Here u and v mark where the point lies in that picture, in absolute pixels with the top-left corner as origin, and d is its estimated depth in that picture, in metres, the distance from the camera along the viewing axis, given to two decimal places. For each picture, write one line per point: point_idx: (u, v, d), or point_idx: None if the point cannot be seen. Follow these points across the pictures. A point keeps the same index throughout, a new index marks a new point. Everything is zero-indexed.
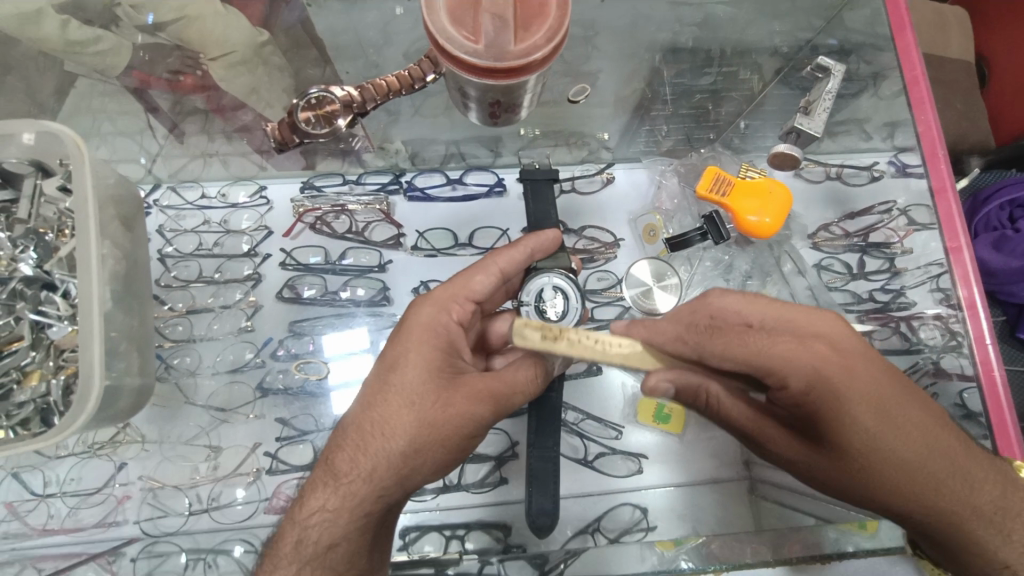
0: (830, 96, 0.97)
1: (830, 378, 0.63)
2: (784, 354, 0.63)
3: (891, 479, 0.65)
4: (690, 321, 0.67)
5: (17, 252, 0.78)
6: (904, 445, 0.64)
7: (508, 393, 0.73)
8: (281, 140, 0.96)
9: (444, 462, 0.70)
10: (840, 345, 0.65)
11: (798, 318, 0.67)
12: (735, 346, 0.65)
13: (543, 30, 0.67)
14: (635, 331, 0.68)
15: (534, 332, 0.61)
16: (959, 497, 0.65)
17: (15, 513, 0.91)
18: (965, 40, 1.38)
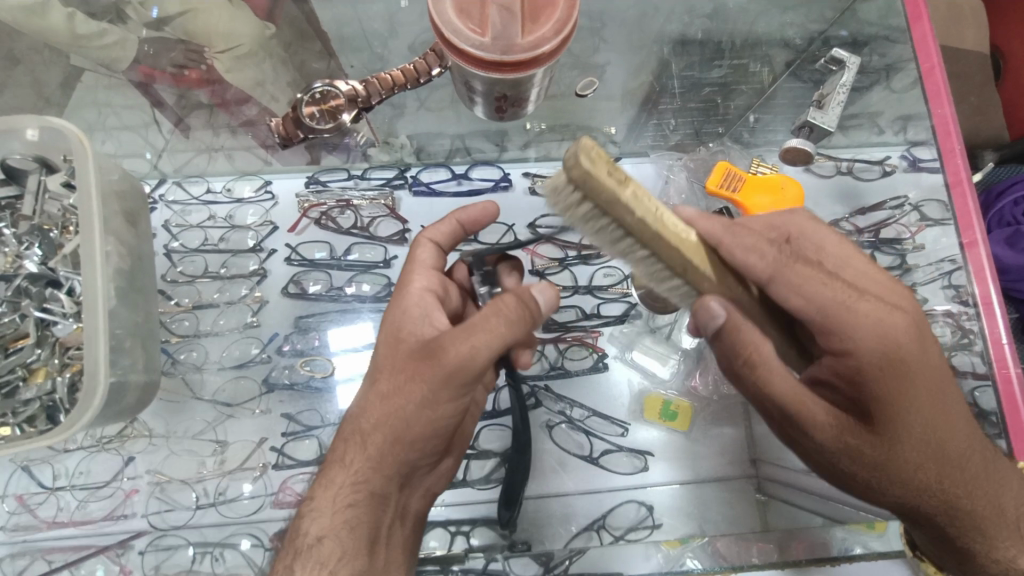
0: (845, 89, 0.95)
1: (911, 361, 0.60)
2: (874, 324, 0.60)
3: (938, 481, 0.64)
4: (765, 247, 0.62)
5: (23, 249, 0.79)
6: (956, 441, 0.63)
7: (467, 351, 0.63)
8: (284, 137, 0.95)
9: (412, 432, 0.65)
10: (902, 355, 0.60)
11: (898, 296, 0.62)
12: (802, 287, 0.61)
13: (551, 23, 0.66)
14: (711, 226, 0.60)
15: (604, 162, 0.49)
16: (990, 504, 0.66)
17: (26, 505, 0.92)
18: (980, 31, 1.35)
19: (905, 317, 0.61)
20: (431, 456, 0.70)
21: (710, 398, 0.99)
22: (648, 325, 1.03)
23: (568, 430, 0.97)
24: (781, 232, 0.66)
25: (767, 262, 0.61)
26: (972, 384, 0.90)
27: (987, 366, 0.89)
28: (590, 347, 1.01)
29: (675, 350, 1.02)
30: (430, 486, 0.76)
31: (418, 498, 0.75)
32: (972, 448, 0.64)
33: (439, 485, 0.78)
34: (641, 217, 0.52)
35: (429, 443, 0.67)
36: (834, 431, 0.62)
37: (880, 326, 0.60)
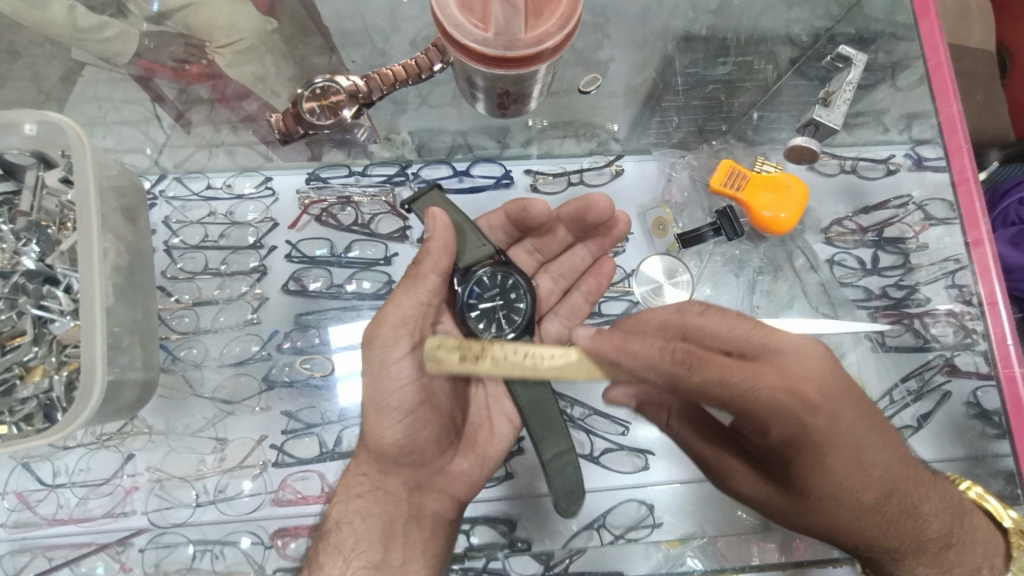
0: (851, 87, 0.96)
1: (813, 427, 0.61)
2: (772, 401, 0.58)
3: (850, 522, 0.67)
4: (667, 346, 0.59)
5: (20, 245, 0.78)
6: (869, 486, 0.65)
7: (393, 333, 0.70)
8: (285, 132, 0.94)
9: (378, 419, 0.71)
10: (824, 400, 0.62)
11: (784, 356, 0.61)
12: (714, 382, 0.58)
13: (555, 18, 0.65)
14: (605, 344, 0.63)
15: (451, 354, 0.66)
16: (906, 536, 0.69)
17: (25, 502, 0.92)
18: (987, 29, 1.34)
19: (813, 399, 0.60)
20: (420, 449, 0.74)
21: None
22: None
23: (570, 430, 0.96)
24: (674, 331, 0.63)
25: (670, 362, 0.58)
26: (976, 384, 0.91)
27: (991, 366, 0.89)
28: None
29: None
30: (450, 487, 0.79)
31: (439, 499, 0.78)
32: (886, 491, 0.66)
33: (464, 488, 0.80)
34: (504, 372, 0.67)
35: (398, 429, 0.72)
36: (745, 480, 0.71)
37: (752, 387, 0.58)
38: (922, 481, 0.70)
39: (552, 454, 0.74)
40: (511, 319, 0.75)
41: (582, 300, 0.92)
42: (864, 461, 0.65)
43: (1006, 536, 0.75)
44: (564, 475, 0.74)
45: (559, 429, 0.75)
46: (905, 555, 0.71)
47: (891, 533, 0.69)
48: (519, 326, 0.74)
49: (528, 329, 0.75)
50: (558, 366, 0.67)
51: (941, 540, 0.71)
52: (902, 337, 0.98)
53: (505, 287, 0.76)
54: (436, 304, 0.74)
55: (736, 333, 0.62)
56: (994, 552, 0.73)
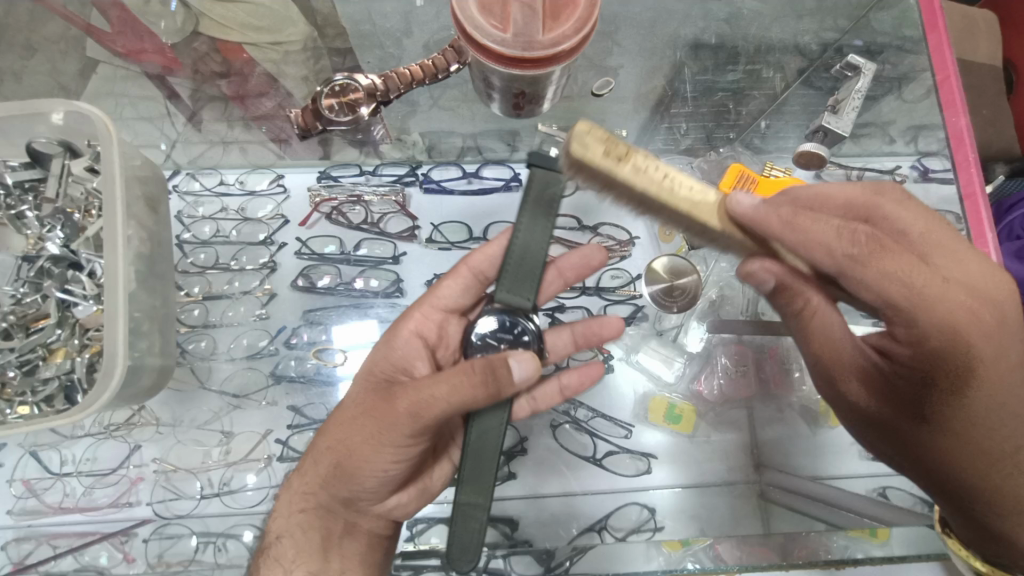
0: (859, 95, 0.97)
1: (936, 304, 0.58)
2: (905, 282, 0.58)
3: (979, 461, 0.65)
4: (844, 226, 0.61)
5: (45, 231, 0.81)
6: (989, 377, 0.61)
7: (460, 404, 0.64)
8: (303, 127, 0.95)
9: (365, 467, 0.68)
10: (976, 288, 0.60)
11: (966, 262, 0.61)
12: (820, 237, 0.61)
13: (572, 20, 0.67)
14: (767, 220, 0.64)
15: (598, 143, 0.63)
16: (1008, 454, 0.64)
17: (32, 490, 0.93)
18: (994, 45, 1.35)
19: (939, 259, 0.60)
20: (372, 489, 0.71)
21: (716, 402, 0.99)
22: (654, 327, 1.04)
23: (571, 431, 0.97)
24: (858, 214, 0.66)
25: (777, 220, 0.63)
26: None
27: None
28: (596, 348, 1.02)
29: (681, 353, 1.02)
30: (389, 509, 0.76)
31: (376, 518, 0.76)
32: (1004, 412, 0.62)
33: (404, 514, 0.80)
34: (646, 184, 0.63)
35: (371, 481, 0.69)
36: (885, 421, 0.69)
37: (878, 252, 0.59)
38: None
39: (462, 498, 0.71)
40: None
41: (557, 386, 0.83)
42: (972, 327, 0.59)
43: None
44: (467, 524, 0.71)
45: (486, 484, 0.71)
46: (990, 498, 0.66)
47: (988, 469, 0.65)
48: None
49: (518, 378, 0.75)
50: (692, 201, 0.65)
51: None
52: None
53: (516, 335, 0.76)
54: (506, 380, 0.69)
55: (845, 206, 0.67)
56: None
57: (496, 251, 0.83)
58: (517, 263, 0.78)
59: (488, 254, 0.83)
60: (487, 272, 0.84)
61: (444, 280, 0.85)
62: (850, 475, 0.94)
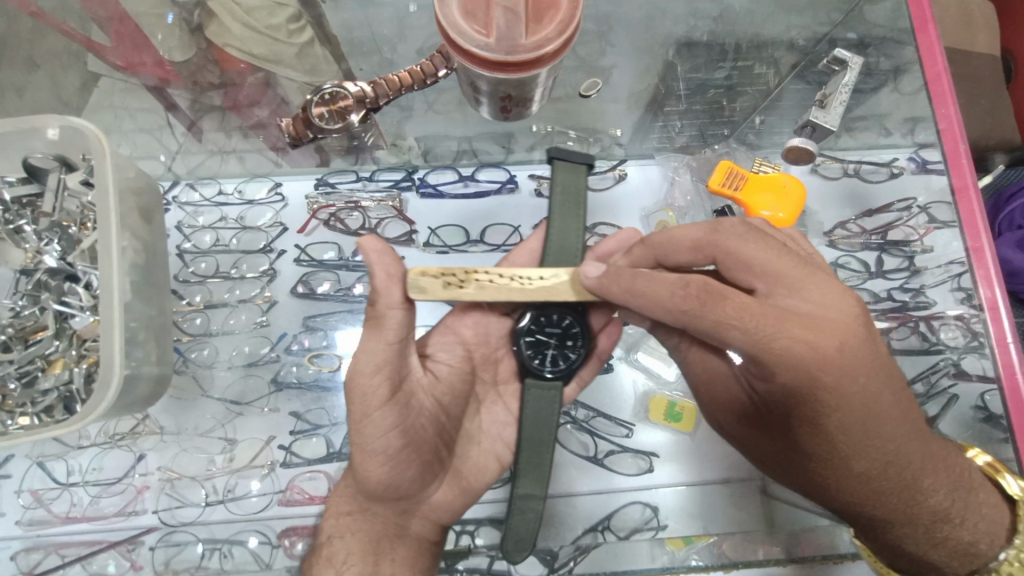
0: (846, 89, 0.96)
1: (776, 344, 0.59)
2: (781, 341, 0.59)
3: (856, 486, 0.66)
4: (680, 281, 0.62)
5: (42, 245, 0.82)
6: (825, 409, 0.62)
7: (373, 379, 0.64)
8: (295, 136, 0.96)
9: (374, 455, 0.67)
10: (831, 323, 0.60)
11: (805, 290, 0.61)
12: (673, 297, 0.62)
13: (555, 23, 0.68)
14: (611, 288, 0.66)
15: (436, 282, 0.67)
16: (894, 478, 0.65)
17: (39, 500, 0.94)
18: (992, 34, 1.34)
19: (778, 292, 0.62)
20: (400, 483, 0.70)
21: None
22: (650, 326, 1.04)
23: (571, 431, 0.97)
24: (708, 255, 0.67)
25: (645, 282, 0.63)
26: (981, 388, 0.89)
27: (992, 371, 0.88)
28: None
29: None
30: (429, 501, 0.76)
31: (423, 518, 0.77)
32: (892, 437, 0.63)
33: (446, 514, 0.78)
34: (490, 297, 0.69)
35: (385, 469, 0.68)
36: (759, 442, 0.76)
37: (744, 303, 0.59)
38: (908, 412, 0.64)
39: (523, 490, 0.78)
40: (556, 362, 0.78)
41: (596, 358, 0.84)
42: (816, 372, 0.59)
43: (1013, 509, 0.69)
44: (523, 515, 0.77)
45: (545, 478, 0.78)
46: (898, 522, 0.67)
47: (877, 495, 0.66)
48: (556, 370, 0.78)
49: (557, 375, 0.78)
50: (544, 291, 0.71)
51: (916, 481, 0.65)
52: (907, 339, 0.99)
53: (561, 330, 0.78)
54: (408, 336, 0.67)
55: (692, 249, 0.68)
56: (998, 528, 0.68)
57: (535, 244, 0.84)
58: (558, 246, 0.81)
59: (530, 248, 0.84)
60: (524, 265, 0.85)
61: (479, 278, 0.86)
62: None
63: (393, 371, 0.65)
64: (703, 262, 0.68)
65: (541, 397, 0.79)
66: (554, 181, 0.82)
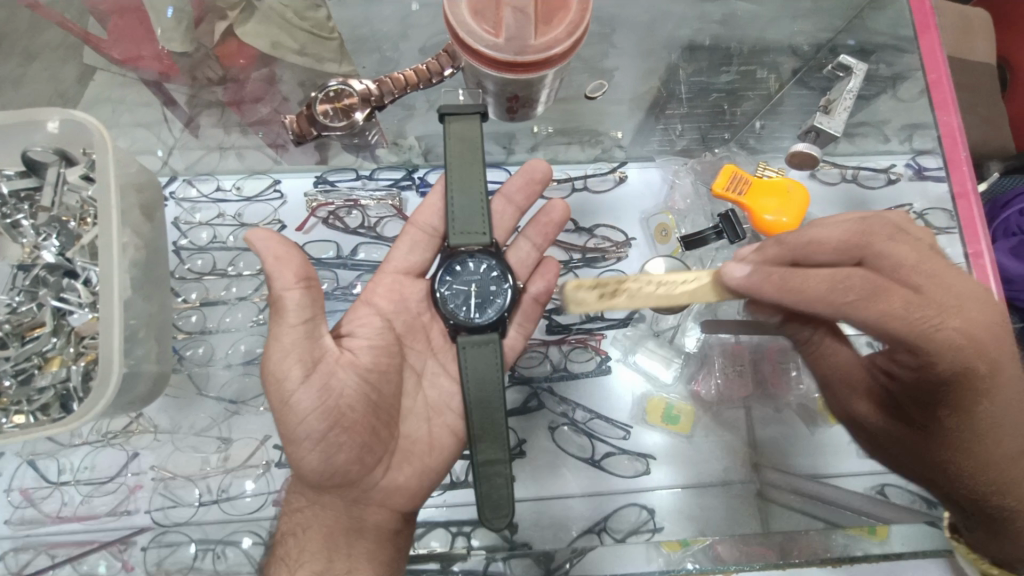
0: (850, 95, 0.97)
1: (938, 335, 0.63)
2: (901, 326, 0.63)
3: (1003, 475, 0.69)
4: (834, 278, 0.65)
5: (40, 240, 0.81)
6: (981, 397, 0.66)
7: (284, 363, 0.67)
8: (298, 133, 0.94)
9: (301, 442, 0.68)
10: (983, 321, 0.64)
11: (948, 281, 0.65)
12: (859, 297, 0.64)
13: (564, 24, 0.68)
14: (763, 287, 0.69)
15: (589, 295, 0.77)
16: (989, 461, 0.69)
17: (30, 499, 0.92)
18: (989, 42, 1.36)
19: (931, 288, 0.64)
20: (339, 470, 0.71)
21: (713, 402, 0.99)
22: (651, 328, 1.03)
23: (568, 433, 0.97)
24: (855, 255, 0.67)
25: (820, 286, 0.66)
26: None
27: None
28: (593, 350, 1.02)
29: (677, 355, 1.02)
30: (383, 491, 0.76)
31: (377, 506, 0.76)
32: (1001, 422, 0.67)
33: (403, 498, 0.78)
34: (646, 305, 0.77)
35: (317, 458, 0.69)
36: (885, 435, 0.79)
37: (865, 294, 0.64)
38: (1021, 399, 0.68)
39: (484, 458, 0.78)
40: (483, 311, 0.81)
41: (529, 299, 0.88)
42: (968, 360, 0.64)
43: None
44: (492, 482, 0.78)
45: (500, 439, 0.79)
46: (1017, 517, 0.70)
47: (1017, 483, 0.69)
48: (489, 319, 0.81)
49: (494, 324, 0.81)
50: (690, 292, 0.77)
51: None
52: None
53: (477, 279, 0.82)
54: (316, 316, 0.70)
55: (838, 249, 0.68)
56: None
57: (437, 202, 0.86)
58: (462, 205, 0.83)
59: (432, 207, 0.86)
60: (431, 223, 0.86)
61: (394, 247, 0.86)
62: (850, 473, 0.93)
63: (305, 354, 0.68)
64: (846, 264, 0.68)
65: (483, 350, 0.80)
66: (449, 136, 0.84)
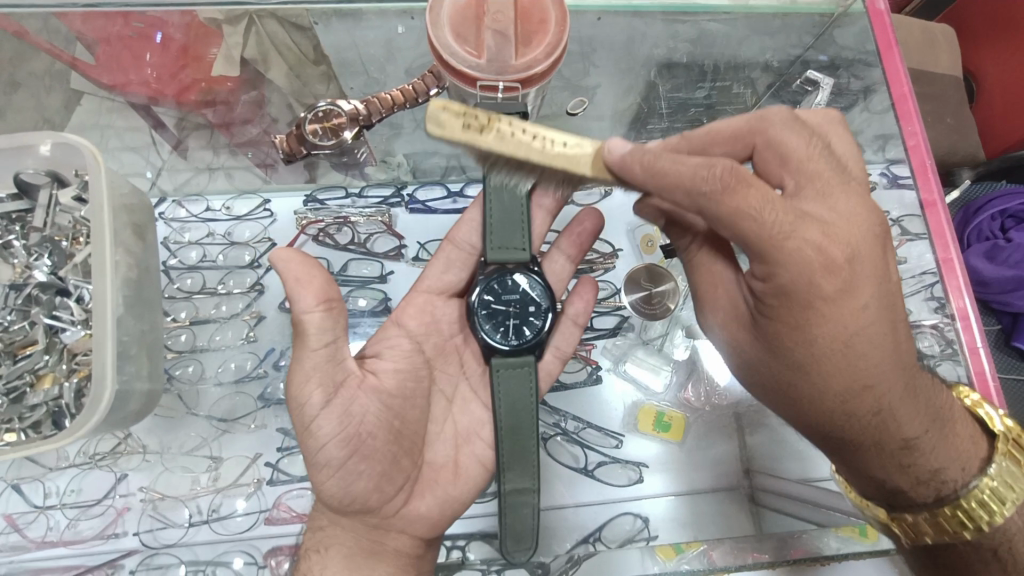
0: (817, 108, 1.03)
1: (787, 243, 0.58)
2: (778, 236, 0.58)
3: (833, 393, 0.64)
4: (706, 163, 0.59)
5: (32, 260, 0.81)
6: (837, 301, 0.60)
7: (307, 388, 0.65)
8: (288, 152, 0.96)
9: (321, 468, 0.67)
10: (856, 253, 0.60)
11: (831, 198, 0.61)
12: (735, 216, 0.58)
13: (542, 46, 0.71)
14: (634, 164, 0.63)
15: (455, 118, 0.64)
16: (851, 379, 0.63)
17: (14, 525, 0.91)
18: (954, 56, 1.42)
19: (812, 197, 0.62)
20: (356, 499, 0.69)
21: (703, 408, 1.00)
22: (639, 338, 1.05)
23: (562, 443, 0.98)
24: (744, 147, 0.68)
25: (689, 168, 0.59)
26: None
27: (965, 377, 0.93)
28: (583, 360, 1.02)
29: (668, 363, 1.03)
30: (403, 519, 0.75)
31: (399, 534, 0.75)
32: (868, 348, 0.62)
33: (425, 526, 0.77)
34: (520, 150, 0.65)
35: (336, 483, 0.68)
36: (740, 339, 0.72)
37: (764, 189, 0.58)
38: (893, 326, 0.63)
39: (511, 487, 0.76)
40: (521, 334, 0.80)
41: (568, 320, 0.90)
42: (824, 262, 0.58)
43: (992, 442, 0.71)
44: (519, 513, 0.77)
45: (531, 468, 0.78)
46: (914, 483, 0.69)
47: (848, 406, 0.65)
48: (525, 342, 0.80)
49: (529, 350, 0.80)
50: (570, 153, 0.67)
51: (881, 414, 0.65)
52: None
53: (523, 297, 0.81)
54: (338, 338, 0.68)
55: (731, 140, 0.68)
56: (968, 459, 0.69)
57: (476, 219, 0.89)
58: (502, 218, 0.82)
59: (472, 224, 0.88)
60: (469, 241, 0.89)
61: (429, 267, 0.89)
62: None
63: (327, 378, 0.66)
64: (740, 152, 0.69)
65: (519, 373, 0.79)
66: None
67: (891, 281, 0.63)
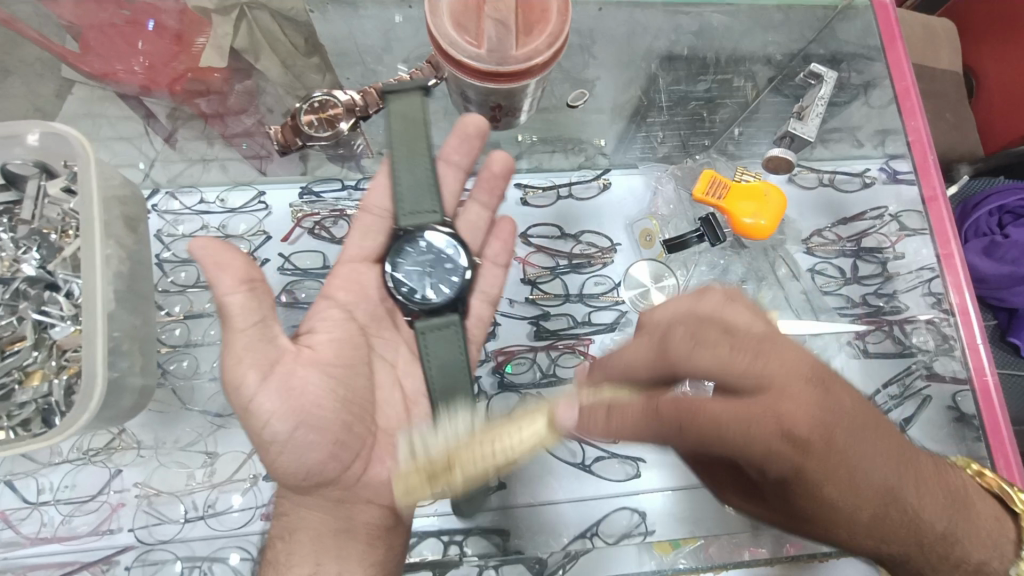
0: (822, 102, 1.00)
1: (739, 437, 0.55)
2: (732, 425, 0.55)
3: (867, 533, 0.59)
4: (649, 407, 0.58)
5: (20, 253, 0.80)
6: (835, 463, 0.55)
7: (239, 367, 0.63)
8: (283, 144, 0.95)
9: (267, 449, 0.66)
10: (818, 410, 0.55)
11: (769, 368, 0.56)
12: (707, 438, 0.56)
13: (544, 36, 0.69)
14: (593, 429, 0.62)
15: (413, 478, 0.70)
16: (873, 523, 0.58)
17: (8, 521, 0.90)
18: (953, 51, 1.41)
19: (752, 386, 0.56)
20: (308, 475, 0.68)
21: None
22: None
23: (558, 438, 0.96)
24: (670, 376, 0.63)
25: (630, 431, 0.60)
26: (953, 389, 0.94)
27: (964, 372, 0.93)
28: (581, 355, 1.02)
29: None
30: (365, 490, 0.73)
31: (366, 507, 0.73)
32: (884, 478, 0.57)
33: (391, 495, 0.75)
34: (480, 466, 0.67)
35: (284, 460, 0.66)
36: (751, 506, 0.70)
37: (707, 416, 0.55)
38: (893, 445, 0.59)
39: (455, 444, 0.70)
40: (440, 294, 0.81)
41: (489, 263, 0.89)
42: (794, 441, 0.54)
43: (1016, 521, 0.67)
44: (470, 472, 0.70)
45: (474, 421, 0.71)
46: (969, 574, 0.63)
47: (886, 540, 0.60)
48: (444, 301, 0.81)
49: (450, 307, 0.81)
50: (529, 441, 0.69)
51: (914, 517, 0.59)
52: (881, 343, 1.02)
53: (437, 256, 0.82)
54: (269, 313, 0.65)
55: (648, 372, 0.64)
56: (1007, 542, 0.65)
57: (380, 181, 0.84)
58: (411, 183, 0.83)
59: (381, 188, 0.83)
60: (380, 204, 0.83)
61: (348, 236, 0.83)
62: None
63: (260, 356, 0.64)
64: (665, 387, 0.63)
65: (444, 333, 0.80)
66: (391, 116, 0.85)
67: (862, 402, 0.58)
